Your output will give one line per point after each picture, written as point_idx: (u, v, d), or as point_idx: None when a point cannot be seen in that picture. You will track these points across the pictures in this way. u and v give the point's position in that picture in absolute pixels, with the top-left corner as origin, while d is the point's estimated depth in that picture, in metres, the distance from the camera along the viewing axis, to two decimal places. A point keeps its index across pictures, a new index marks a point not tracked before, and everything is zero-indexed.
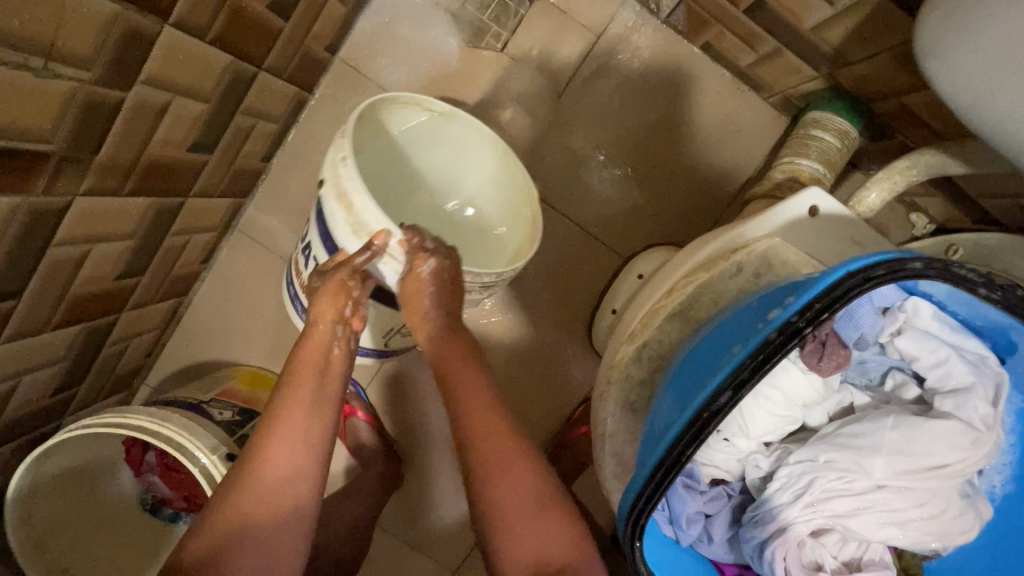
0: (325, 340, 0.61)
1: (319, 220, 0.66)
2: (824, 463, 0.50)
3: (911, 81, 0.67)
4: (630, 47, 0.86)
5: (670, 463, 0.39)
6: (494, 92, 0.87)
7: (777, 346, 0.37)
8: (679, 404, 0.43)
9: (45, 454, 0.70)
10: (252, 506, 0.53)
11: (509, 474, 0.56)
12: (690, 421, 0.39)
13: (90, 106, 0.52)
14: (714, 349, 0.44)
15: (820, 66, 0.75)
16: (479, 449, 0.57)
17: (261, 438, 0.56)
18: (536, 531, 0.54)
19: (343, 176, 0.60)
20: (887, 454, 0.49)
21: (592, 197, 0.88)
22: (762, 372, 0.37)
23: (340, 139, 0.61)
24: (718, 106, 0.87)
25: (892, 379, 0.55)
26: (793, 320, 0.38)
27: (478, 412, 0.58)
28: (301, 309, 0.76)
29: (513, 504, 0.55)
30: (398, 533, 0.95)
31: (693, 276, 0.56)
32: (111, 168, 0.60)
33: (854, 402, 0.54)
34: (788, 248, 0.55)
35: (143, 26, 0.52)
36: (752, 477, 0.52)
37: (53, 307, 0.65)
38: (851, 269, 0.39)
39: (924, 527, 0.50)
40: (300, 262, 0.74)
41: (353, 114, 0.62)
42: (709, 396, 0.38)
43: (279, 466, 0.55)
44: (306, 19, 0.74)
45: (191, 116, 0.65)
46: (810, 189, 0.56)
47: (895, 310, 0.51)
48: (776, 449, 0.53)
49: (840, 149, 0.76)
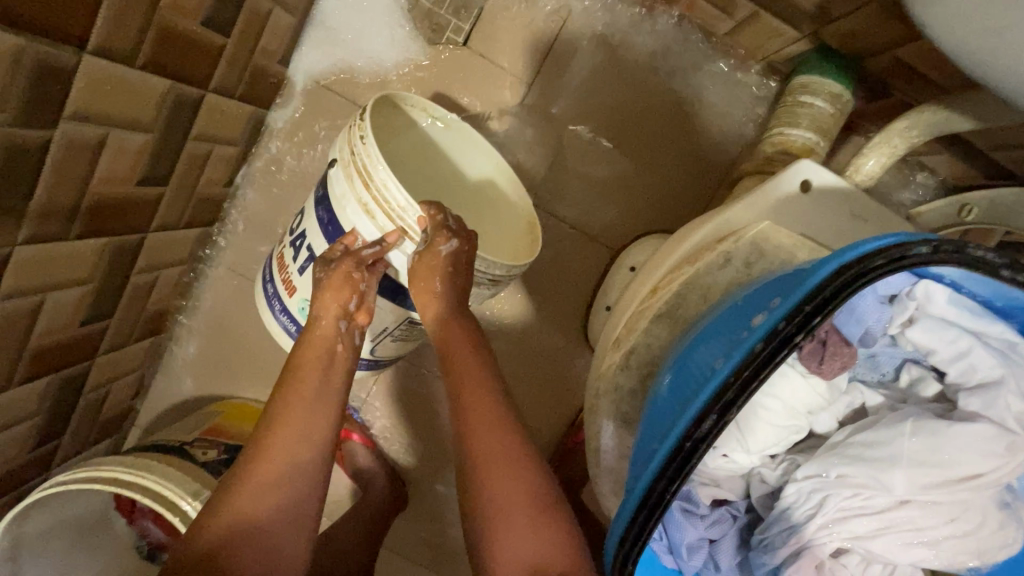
0: (329, 337, 0.57)
1: (323, 207, 0.61)
2: (836, 479, 0.45)
3: (904, 32, 0.61)
4: (599, 28, 0.80)
5: (654, 500, 0.35)
6: (460, 91, 0.82)
7: (764, 359, 0.32)
8: (662, 428, 0.38)
9: (24, 514, 0.65)
10: (245, 505, 0.49)
11: (514, 468, 0.50)
12: (673, 451, 0.34)
13: (12, 149, 0.49)
14: (696, 359, 0.39)
15: (802, 26, 0.69)
16: (476, 452, 0.51)
17: (260, 439, 0.53)
18: (535, 529, 0.48)
19: (360, 154, 0.56)
20: (908, 468, 0.44)
21: (576, 190, 0.83)
22: (750, 391, 0.32)
23: (357, 122, 0.58)
24: (696, 81, 0.81)
25: (907, 373, 0.49)
26: (780, 326, 0.33)
27: (483, 398, 0.53)
28: (283, 310, 0.69)
29: (515, 500, 0.49)
30: (412, 557, 0.91)
31: (678, 271, 0.51)
32: (51, 212, 0.56)
33: (866, 404, 0.49)
34: (779, 230, 0.50)
35: (58, 58, 0.49)
36: (758, 493, 0.48)
37: (12, 363, 0.61)
38: (845, 262, 0.34)
39: (959, 546, 0.45)
40: (287, 255, 0.67)
41: (370, 101, 0.59)
42: (692, 421, 0.34)
43: (276, 464, 0.51)
44: (250, 33, 0.70)
45: (134, 148, 0.61)
46: (801, 161, 0.51)
47: (903, 298, 0.45)
48: (782, 461, 0.48)
49: (832, 114, 0.70)
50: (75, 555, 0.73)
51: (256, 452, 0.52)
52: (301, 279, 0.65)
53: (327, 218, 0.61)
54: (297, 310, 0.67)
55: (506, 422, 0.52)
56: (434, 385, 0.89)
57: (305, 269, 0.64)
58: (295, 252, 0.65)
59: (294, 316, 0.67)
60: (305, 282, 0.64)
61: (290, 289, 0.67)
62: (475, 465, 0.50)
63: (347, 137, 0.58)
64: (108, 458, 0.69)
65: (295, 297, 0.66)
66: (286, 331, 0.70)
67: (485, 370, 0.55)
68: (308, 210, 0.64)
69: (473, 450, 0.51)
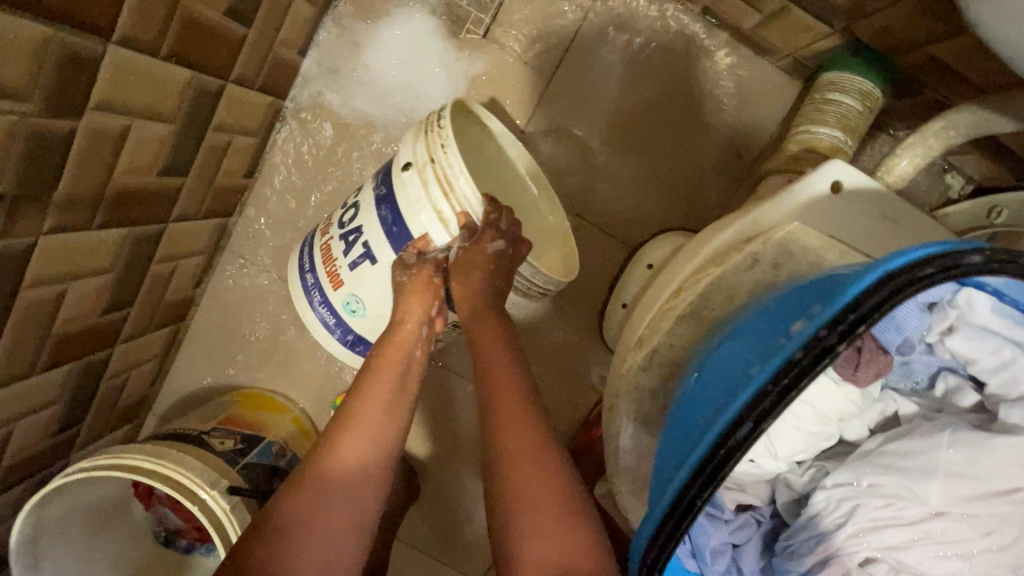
0: (409, 341, 0.59)
1: (386, 206, 0.62)
2: (867, 488, 0.44)
3: (937, 30, 0.59)
4: (621, 21, 0.79)
5: (683, 509, 0.33)
6: (481, 85, 0.81)
7: (805, 367, 0.30)
8: (690, 434, 0.37)
9: (46, 498, 0.66)
10: (308, 502, 0.50)
11: (547, 467, 0.50)
12: (705, 459, 0.32)
13: (37, 139, 0.49)
14: (728, 365, 0.37)
15: (833, 21, 0.67)
16: (504, 448, 0.51)
17: (329, 436, 0.54)
18: (563, 527, 0.47)
19: (441, 162, 0.58)
20: (943, 480, 0.43)
21: (594, 185, 0.82)
22: (789, 399, 0.30)
23: (437, 129, 0.59)
24: (716, 78, 0.80)
25: (943, 382, 0.48)
26: (821, 334, 0.31)
27: (512, 394, 0.53)
28: (323, 303, 0.69)
29: (545, 499, 0.48)
30: (423, 548, 0.92)
31: (703, 272, 0.50)
32: (74, 202, 0.56)
33: (899, 412, 0.48)
34: (808, 232, 0.48)
35: (83, 48, 0.49)
36: (782, 499, 0.48)
37: (36, 351, 0.62)
38: (892, 269, 0.32)
39: (994, 560, 0.44)
40: (335, 248, 0.67)
41: (445, 108, 0.61)
42: (726, 428, 0.32)
43: (348, 464, 0.52)
44: (270, 23, 0.69)
45: (156, 139, 0.61)
46: (831, 161, 0.49)
47: (943, 306, 0.45)
48: (809, 468, 0.47)
49: (860, 112, 0.68)
50: (95, 537, 0.74)
51: (323, 449, 0.53)
52: (351, 274, 0.65)
53: (392, 219, 0.61)
54: (342, 304, 0.67)
55: (531, 418, 0.52)
56: (449, 379, 0.89)
57: (358, 265, 0.64)
58: (346, 247, 0.65)
59: (337, 310, 0.68)
60: (355, 277, 0.65)
61: (335, 282, 0.67)
62: (506, 460, 0.50)
63: (423, 141, 0.60)
64: (129, 445, 0.69)
65: (340, 291, 0.66)
66: (324, 323, 0.70)
67: (514, 367, 0.55)
68: (365, 206, 0.64)
69: (502, 448, 0.51)
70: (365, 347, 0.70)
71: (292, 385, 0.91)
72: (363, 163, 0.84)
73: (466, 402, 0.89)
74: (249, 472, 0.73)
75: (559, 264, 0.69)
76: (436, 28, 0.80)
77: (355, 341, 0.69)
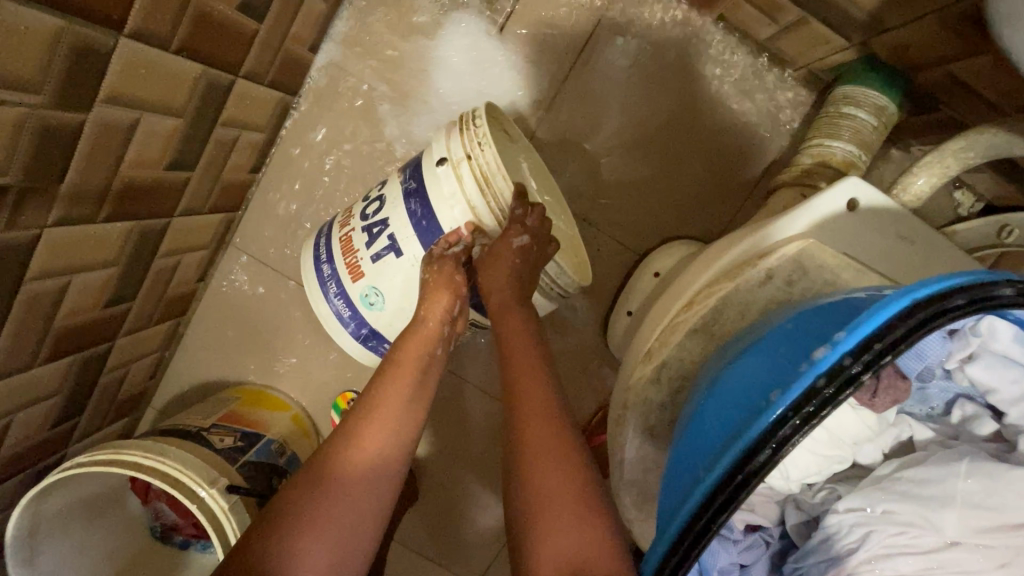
0: (432, 339, 0.60)
1: (415, 201, 0.62)
2: (881, 515, 0.44)
3: (957, 47, 0.58)
4: (636, 26, 0.78)
5: (698, 533, 0.32)
6: (492, 86, 0.80)
7: (827, 396, 0.30)
8: (706, 453, 0.36)
9: (44, 492, 0.66)
10: (317, 497, 0.49)
11: (565, 461, 0.49)
12: (722, 481, 0.32)
13: (45, 131, 0.49)
14: (747, 384, 0.37)
15: (852, 34, 0.66)
16: (527, 444, 0.50)
17: (349, 428, 0.53)
18: (579, 521, 0.46)
19: (478, 159, 0.58)
20: (961, 509, 0.43)
21: (603, 191, 0.82)
22: (809, 427, 0.30)
23: (474, 126, 0.60)
24: (729, 88, 0.79)
25: (960, 409, 0.47)
26: (846, 363, 0.30)
27: (537, 392, 0.53)
28: (339, 294, 0.68)
29: (561, 492, 0.47)
30: (420, 549, 0.92)
31: (716, 285, 0.49)
32: (81, 195, 0.56)
33: (914, 437, 0.47)
34: (825, 249, 0.48)
35: (94, 40, 0.48)
36: (793, 521, 0.47)
37: (37, 342, 0.61)
38: (919, 299, 0.31)
39: None
40: (358, 239, 0.66)
41: (482, 108, 0.62)
42: (745, 451, 0.31)
43: (364, 455, 0.52)
44: (283, 19, 0.69)
45: (165, 133, 0.61)
46: (848, 179, 0.48)
47: (966, 334, 0.43)
48: (820, 490, 0.47)
49: (875, 127, 0.68)
50: (91, 532, 0.74)
51: (340, 442, 0.52)
52: (373, 266, 0.65)
53: (421, 213, 0.61)
54: (359, 297, 0.66)
55: (556, 413, 0.52)
56: (451, 381, 0.88)
57: (381, 258, 0.64)
58: (369, 239, 0.65)
59: (354, 303, 0.67)
60: (378, 270, 0.64)
61: (354, 273, 0.66)
62: (524, 453, 0.50)
63: (459, 137, 0.60)
64: (125, 442, 0.69)
65: (359, 283, 0.66)
66: (338, 316, 0.69)
67: (540, 365, 0.55)
68: (392, 198, 0.64)
69: (521, 448, 0.50)
70: (377, 342, 0.69)
71: (294, 382, 0.91)
72: (372, 161, 0.83)
73: (468, 406, 0.89)
74: (246, 470, 0.72)
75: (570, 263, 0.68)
76: (450, 27, 0.79)
77: (368, 335, 0.69)
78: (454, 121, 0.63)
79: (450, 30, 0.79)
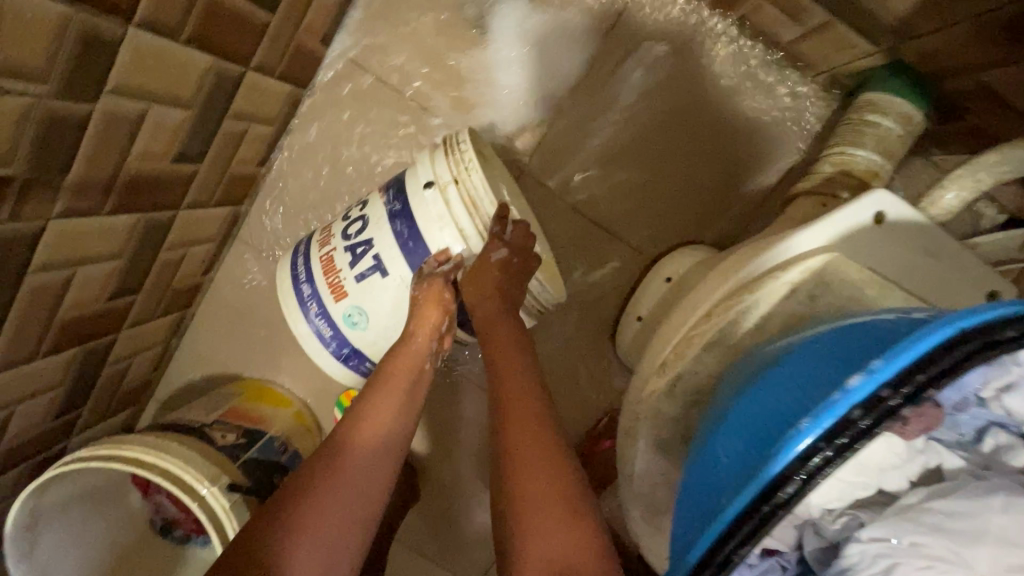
0: (421, 354, 0.59)
1: (402, 221, 0.61)
2: (908, 548, 0.35)
3: (990, 56, 0.56)
4: (656, 25, 0.76)
5: (719, 564, 0.31)
6: (505, 83, 0.79)
7: (862, 429, 0.29)
8: (725, 479, 0.35)
9: (44, 485, 0.65)
10: (309, 502, 0.49)
11: (553, 468, 0.48)
12: (745, 512, 0.30)
13: (51, 122, 0.48)
14: (770, 407, 0.36)
15: (880, 39, 0.64)
16: (508, 448, 0.49)
17: (339, 435, 0.53)
18: (564, 525, 0.44)
19: (467, 181, 0.59)
20: (995, 546, 0.35)
21: (616, 193, 0.80)
22: (842, 460, 0.29)
23: (459, 150, 0.60)
24: (749, 94, 0.77)
25: (992, 439, 0.39)
26: (884, 395, 0.29)
27: (520, 399, 0.52)
28: (320, 313, 0.66)
29: (547, 494, 0.46)
30: (422, 549, 0.91)
31: (734, 298, 0.47)
32: (87, 186, 0.55)
33: (942, 465, 0.38)
34: (849, 264, 0.47)
35: (103, 29, 0.47)
36: (812, 548, 0.37)
37: (40, 334, 0.61)
38: (965, 329, 0.30)
39: None
40: (340, 259, 0.65)
41: (466, 132, 0.62)
42: (772, 482, 0.30)
43: (356, 460, 0.52)
44: (295, 11, 0.67)
45: (172, 125, 0.60)
46: (874, 193, 0.47)
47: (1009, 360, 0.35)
48: (840, 515, 0.38)
49: (901, 136, 0.66)
50: (90, 524, 0.73)
51: (331, 448, 0.52)
52: (358, 286, 0.64)
53: (408, 234, 0.61)
54: (341, 317, 0.65)
55: (542, 421, 0.51)
56: (456, 382, 0.87)
57: (366, 278, 0.63)
58: (352, 259, 0.64)
59: (336, 323, 0.65)
60: (362, 289, 0.63)
61: (337, 293, 0.65)
62: (508, 459, 0.49)
63: (444, 160, 0.60)
64: (128, 437, 0.68)
65: (342, 302, 0.65)
66: (319, 335, 0.67)
67: (527, 370, 0.55)
68: (377, 218, 0.63)
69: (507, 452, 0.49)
70: (358, 361, 0.68)
71: (298, 378, 0.90)
72: (382, 157, 0.82)
73: (473, 408, 0.87)
74: (249, 469, 0.71)
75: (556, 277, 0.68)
76: (464, 22, 0.78)
77: (350, 355, 0.67)
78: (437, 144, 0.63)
79: (465, 25, 0.78)
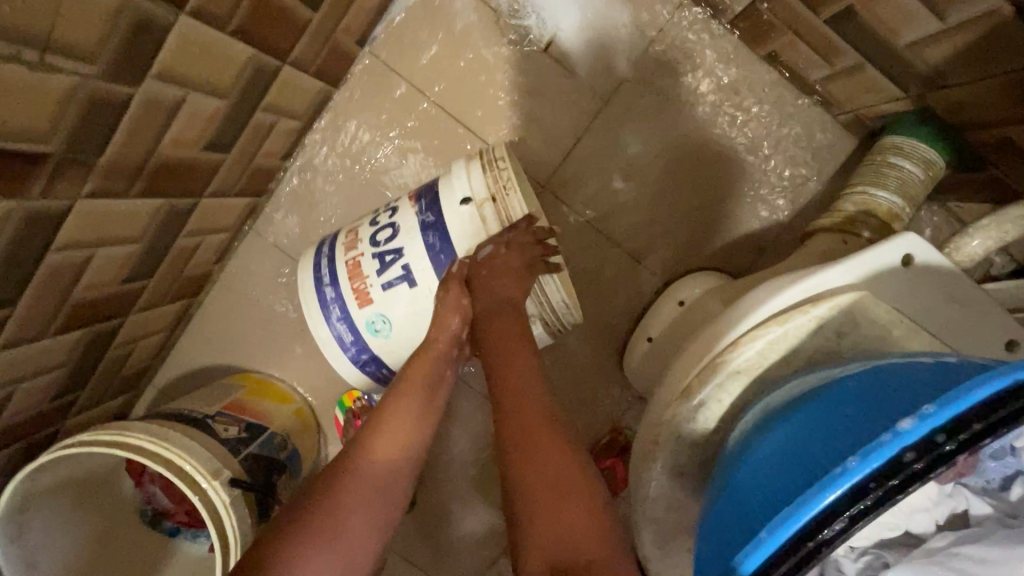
0: (442, 360, 0.58)
1: (434, 233, 0.62)
2: None
3: (1014, 112, 0.58)
4: (688, 54, 0.77)
5: None
6: (535, 98, 0.79)
7: (916, 472, 0.29)
8: (760, 511, 0.35)
9: (39, 468, 0.64)
10: (326, 509, 0.48)
11: (565, 472, 0.44)
12: (790, 547, 0.30)
13: (93, 104, 0.47)
14: (807, 443, 0.36)
15: (909, 86, 0.65)
16: (512, 448, 0.46)
17: (361, 440, 0.52)
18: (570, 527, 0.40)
19: (504, 202, 0.61)
20: None
21: (636, 213, 0.81)
22: (892, 500, 0.29)
23: (498, 167, 0.62)
24: (773, 130, 0.79)
25: (1020, 487, 0.39)
26: (938, 439, 0.30)
27: (528, 401, 0.48)
28: (342, 318, 0.66)
29: (554, 494, 0.42)
30: (411, 557, 0.90)
31: (762, 329, 0.47)
32: (117, 169, 0.54)
33: (971, 511, 0.39)
34: (879, 304, 0.48)
35: (154, 14, 0.47)
36: None
37: (52, 312, 0.60)
38: (1017, 380, 0.30)
39: None
40: (368, 266, 0.64)
41: (502, 149, 0.64)
42: (819, 517, 0.30)
43: (376, 467, 0.51)
44: (336, 10, 0.68)
45: (207, 113, 0.59)
46: (905, 236, 0.48)
47: None
48: (863, 554, 0.38)
49: (921, 180, 0.67)
50: (80, 512, 0.71)
51: (353, 455, 0.51)
52: (383, 293, 0.63)
53: (438, 246, 0.62)
54: (364, 323, 0.65)
55: (556, 423, 0.47)
56: (459, 391, 0.86)
57: (392, 286, 0.63)
58: (380, 266, 0.64)
59: (357, 328, 0.65)
60: (388, 297, 0.63)
61: (361, 298, 0.64)
62: (517, 457, 0.45)
63: (483, 176, 0.62)
64: (133, 424, 0.67)
65: (366, 309, 0.64)
66: (339, 340, 0.66)
67: (534, 369, 0.51)
68: (408, 229, 0.64)
69: (514, 457, 0.45)
70: (375, 368, 0.67)
71: (302, 375, 0.89)
72: (406, 161, 0.82)
73: (476, 417, 0.87)
74: (250, 464, 0.70)
75: (566, 277, 0.66)
76: (499, 35, 0.78)
77: (367, 361, 0.67)
78: (471, 156, 0.64)
79: (500, 37, 0.78)
